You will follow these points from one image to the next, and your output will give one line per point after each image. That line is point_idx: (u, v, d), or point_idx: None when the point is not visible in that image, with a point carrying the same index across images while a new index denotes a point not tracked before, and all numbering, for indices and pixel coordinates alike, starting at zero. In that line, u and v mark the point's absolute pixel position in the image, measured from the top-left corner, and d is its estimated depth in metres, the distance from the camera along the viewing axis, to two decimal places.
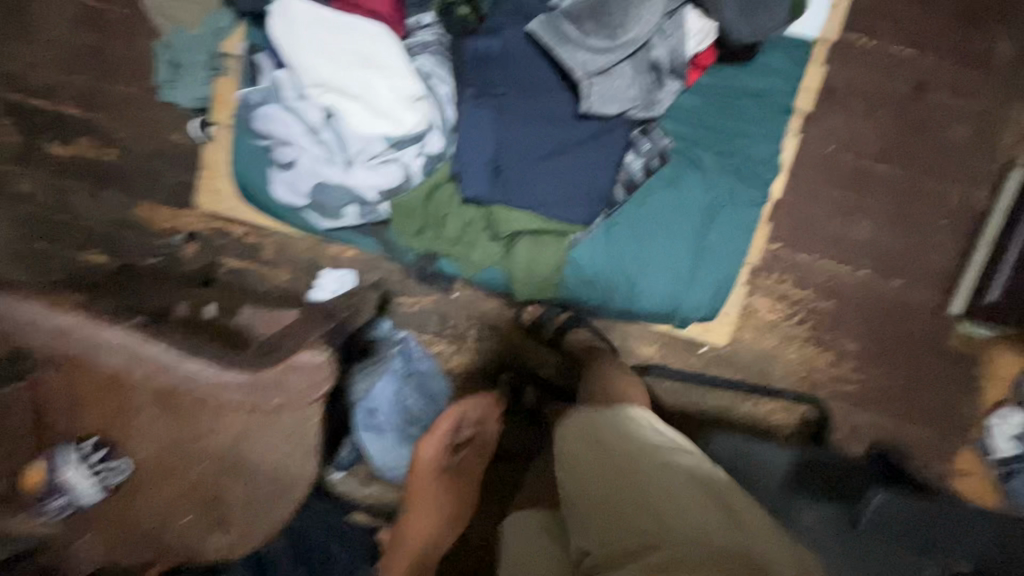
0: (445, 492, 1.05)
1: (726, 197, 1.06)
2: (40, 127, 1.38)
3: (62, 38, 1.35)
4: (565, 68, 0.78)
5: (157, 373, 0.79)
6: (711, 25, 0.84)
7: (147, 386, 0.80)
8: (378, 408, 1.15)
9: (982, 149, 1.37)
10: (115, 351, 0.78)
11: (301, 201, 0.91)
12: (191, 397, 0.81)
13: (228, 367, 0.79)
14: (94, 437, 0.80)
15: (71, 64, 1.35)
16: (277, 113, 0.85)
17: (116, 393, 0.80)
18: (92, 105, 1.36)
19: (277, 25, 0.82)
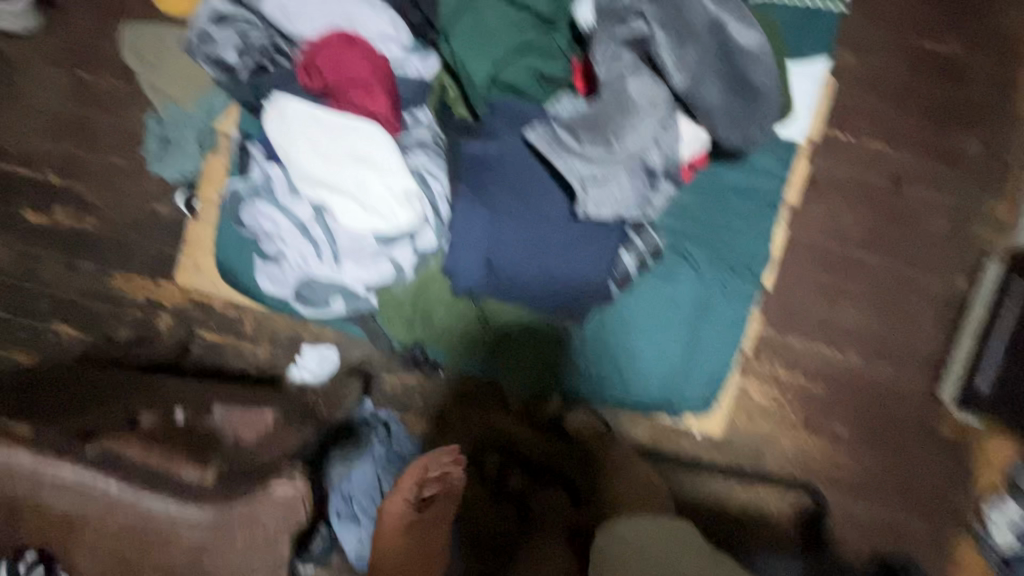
0: (416, 551, 0.95)
1: (719, 291, 1.05)
2: (17, 195, 1.34)
3: (50, 109, 1.33)
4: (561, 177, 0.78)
5: (109, 510, 0.66)
6: (703, 135, 0.83)
7: (101, 524, 0.67)
8: (355, 497, 1.08)
9: (959, 239, 1.42)
10: (61, 487, 0.65)
11: (289, 292, 0.89)
12: (147, 534, 0.67)
13: (190, 499, 0.66)
14: (32, 551, 0.67)
15: (57, 135, 1.33)
16: (266, 210, 0.84)
17: (61, 525, 0.67)
18: (75, 175, 1.33)
19: (270, 123, 0.80)
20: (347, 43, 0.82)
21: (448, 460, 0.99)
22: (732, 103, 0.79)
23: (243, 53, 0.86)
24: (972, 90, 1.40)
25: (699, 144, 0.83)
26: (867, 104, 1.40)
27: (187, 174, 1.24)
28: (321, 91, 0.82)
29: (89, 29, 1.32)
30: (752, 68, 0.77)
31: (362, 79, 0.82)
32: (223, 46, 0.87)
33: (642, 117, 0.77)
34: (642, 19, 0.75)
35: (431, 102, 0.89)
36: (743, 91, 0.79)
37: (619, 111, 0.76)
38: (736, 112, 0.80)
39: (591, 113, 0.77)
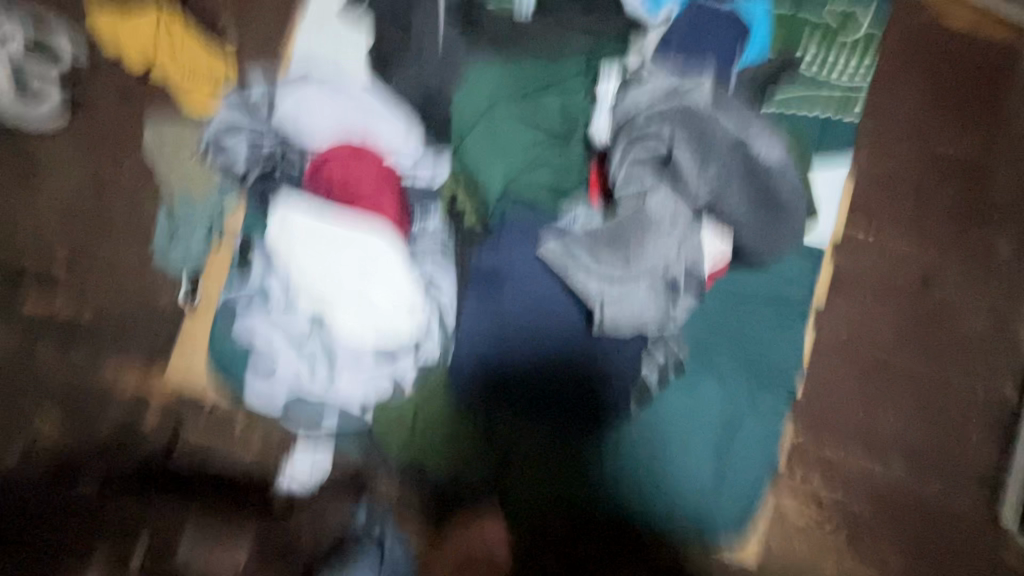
0: None
1: (746, 406, 0.95)
2: None
3: (43, 196, 1.27)
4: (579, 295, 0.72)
5: None
6: (725, 248, 0.79)
7: None
8: None
9: (999, 343, 1.33)
10: None
11: (278, 410, 0.82)
12: None
13: None
14: None
15: (44, 221, 1.25)
16: (261, 322, 0.79)
17: None
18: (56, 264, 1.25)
19: (271, 231, 0.77)
20: (354, 154, 0.81)
21: (493, 537, 0.91)
22: (757, 217, 0.76)
23: (254, 163, 0.85)
24: (992, 191, 1.37)
25: (725, 256, 0.80)
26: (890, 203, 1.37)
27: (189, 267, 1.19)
28: (327, 198, 0.79)
29: (103, 119, 1.30)
30: (779, 184, 0.75)
31: (373, 186, 0.80)
32: (232, 155, 0.86)
33: (663, 232, 0.72)
34: (659, 135, 0.74)
35: (438, 211, 0.85)
36: (770, 205, 0.76)
37: (637, 226, 0.72)
38: (763, 226, 0.77)
39: (612, 227, 0.72)
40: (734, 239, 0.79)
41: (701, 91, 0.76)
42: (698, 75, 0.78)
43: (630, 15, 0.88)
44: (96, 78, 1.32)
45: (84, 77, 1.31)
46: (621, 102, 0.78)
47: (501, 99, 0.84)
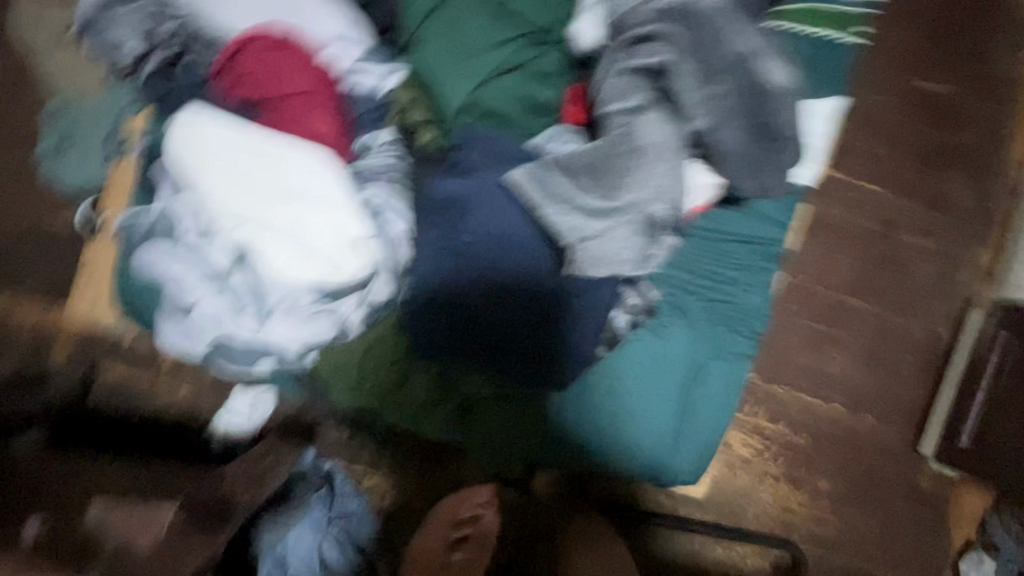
0: None
1: (713, 348, 0.94)
2: None
3: None
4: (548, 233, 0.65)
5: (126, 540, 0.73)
6: (716, 181, 0.70)
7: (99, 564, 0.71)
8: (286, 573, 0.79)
9: (944, 288, 1.37)
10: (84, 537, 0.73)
11: (198, 351, 0.71)
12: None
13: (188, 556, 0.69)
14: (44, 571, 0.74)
15: None
16: (173, 254, 0.65)
17: None
18: None
19: (177, 139, 0.62)
20: (279, 48, 0.66)
21: (482, 500, 0.82)
22: (754, 150, 0.67)
23: None
24: (962, 134, 1.35)
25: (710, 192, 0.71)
26: (861, 143, 1.33)
27: (92, 182, 1.02)
28: (244, 107, 0.66)
29: None
30: (780, 110, 0.65)
31: (299, 87, 0.65)
32: None
33: (651, 159, 0.63)
34: (655, 46, 0.64)
35: (390, 122, 0.73)
36: (768, 137, 0.66)
37: (622, 153, 0.63)
38: (754, 161, 0.68)
39: (588, 153, 0.64)
40: (725, 180, 0.70)
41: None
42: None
43: None
44: None
45: None
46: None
47: None
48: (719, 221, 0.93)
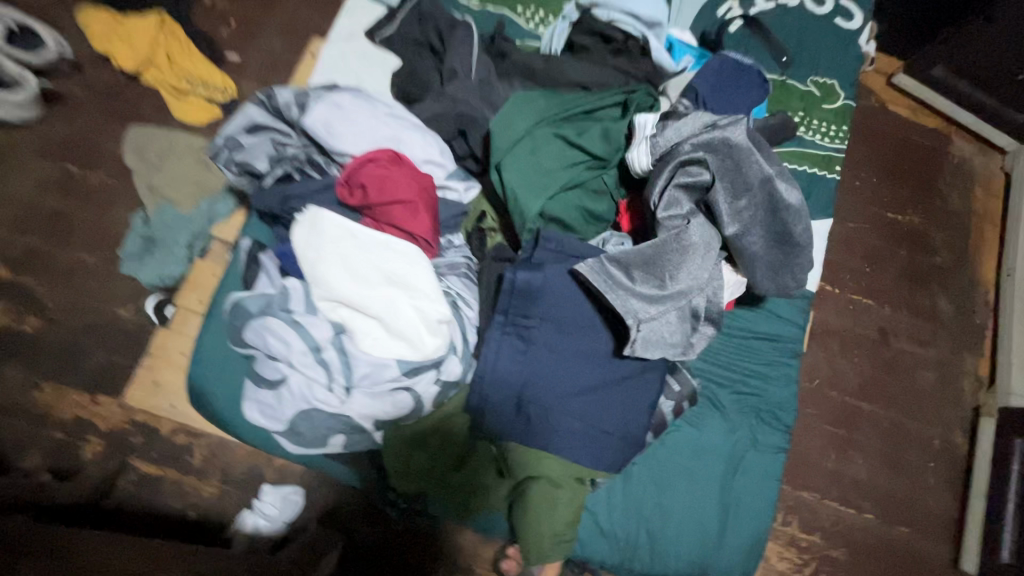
0: None
1: (749, 440, 0.98)
2: None
3: (21, 197, 1.22)
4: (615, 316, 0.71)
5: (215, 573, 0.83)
6: (740, 280, 0.84)
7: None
8: None
9: (949, 395, 1.45)
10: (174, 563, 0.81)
11: (283, 423, 0.74)
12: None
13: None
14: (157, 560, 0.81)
15: (20, 223, 1.21)
16: (276, 328, 0.70)
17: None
18: (25, 268, 1.19)
19: (301, 235, 0.72)
20: (395, 161, 0.76)
21: None
22: (773, 254, 0.80)
23: (275, 162, 0.82)
24: (936, 257, 1.54)
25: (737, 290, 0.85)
26: (849, 262, 1.50)
27: (167, 279, 1.12)
28: (356, 206, 0.75)
29: (91, 126, 1.27)
30: (795, 223, 0.77)
31: (402, 197, 0.74)
32: (257, 155, 0.82)
33: (701, 259, 0.73)
34: (705, 166, 0.71)
35: (465, 227, 0.85)
36: (784, 244, 0.79)
37: (678, 254, 0.72)
38: (773, 263, 0.80)
39: (649, 252, 0.72)
40: (747, 281, 0.84)
41: (742, 126, 0.71)
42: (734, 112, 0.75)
43: (659, 64, 0.90)
44: (93, 83, 1.28)
45: (75, 78, 1.28)
46: (675, 117, 0.76)
47: (541, 118, 0.77)
48: (738, 320, 1.03)
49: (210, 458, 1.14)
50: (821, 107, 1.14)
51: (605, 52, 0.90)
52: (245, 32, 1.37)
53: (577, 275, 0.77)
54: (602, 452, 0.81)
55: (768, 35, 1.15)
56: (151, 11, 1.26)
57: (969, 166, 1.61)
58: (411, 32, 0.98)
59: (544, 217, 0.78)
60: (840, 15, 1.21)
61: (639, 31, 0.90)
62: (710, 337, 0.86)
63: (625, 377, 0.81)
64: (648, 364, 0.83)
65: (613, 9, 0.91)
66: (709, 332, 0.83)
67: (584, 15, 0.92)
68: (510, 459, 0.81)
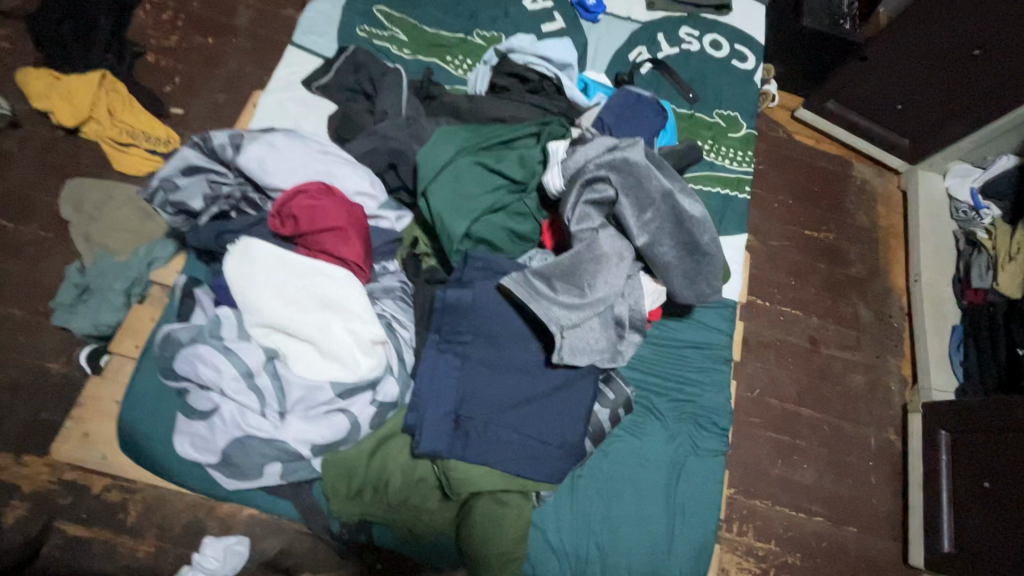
0: None
1: (689, 446, 1.02)
2: None
3: None
4: (540, 323, 0.76)
5: None
6: (660, 289, 0.92)
7: None
8: None
9: (879, 395, 1.54)
10: None
11: (215, 455, 0.73)
12: None
13: None
14: None
15: None
16: (208, 355, 0.71)
17: None
18: None
19: (232, 264, 0.75)
20: (325, 191, 0.80)
21: None
22: (687, 263, 0.87)
23: (210, 201, 0.85)
24: (852, 268, 1.67)
25: (659, 298, 0.92)
26: (775, 277, 1.61)
27: (103, 327, 1.09)
28: (287, 236, 0.78)
29: (27, 181, 1.27)
30: (702, 233, 0.85)
31: (333, 224, 0.77)
32: (193, 194, 0.85)
33: (613, 267, 0.79)
34: (609, 183, 0.79)
35: (400, 255, 0.89)
36: (696, 253, 0.86)
37: (592, 263, 0.78)
38: (690, 271, 0.88)
39: (566, 263, 0.78)
40: (667, 289, 0.92)
41: (639, 148, 0.79)
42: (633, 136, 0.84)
43: (573, 101, 1.00)
44: (30, 139, 1.29)
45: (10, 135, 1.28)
46: (581, 143, 0.84)
47: (462, 148, 0.84)
48: (668, 331, 1.09)
49: (145, 514, 1.08)
50: (728, 136, 1.27)
51: (523, 91, 0.99)
52: (188, 87, 1.42)
53: (504, 290, 0.82)
54: (541, 461, 0.82)
55: (675, 75, 1.29)
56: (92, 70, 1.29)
57: (871, 187, 1.79)
58: (346, 80, 1.05)
59: (470, 238, 0.83)
60: (735, 58, 1.37)
61: (552, 72, 1.00)
62: (637, 344, 0.91)
63: (559, 388, 0.85)
64: (582, 372, 0.86)
65: (527, 54, 1.01)
66: (636, 339, 0.90)
67: (502, 59, 1.01)
68: (451, 478, 0.80)
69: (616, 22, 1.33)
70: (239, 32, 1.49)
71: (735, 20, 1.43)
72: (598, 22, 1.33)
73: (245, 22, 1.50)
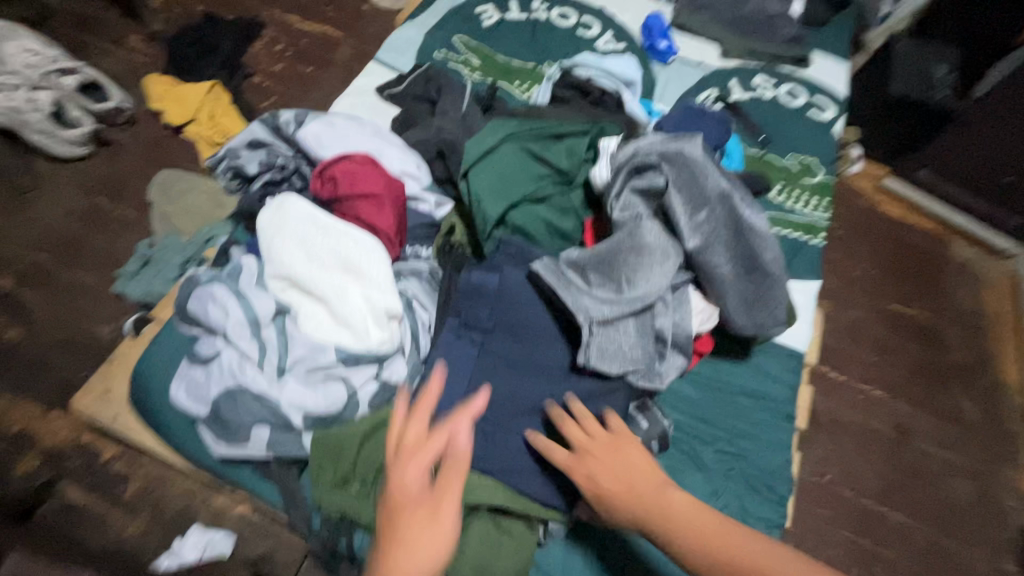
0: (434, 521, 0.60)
1: (738, 510, 0.86)
2: None
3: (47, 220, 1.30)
4: (567, 310, 0.69)
5: None
6: (712, 310, 0.82)
7: None
8: None
9: (989, 511, 1.26)
10: None
11: (206, 406, 0.69)
12: None
13: None
14: None
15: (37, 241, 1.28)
16: (220, 296, 0.70)
17: None
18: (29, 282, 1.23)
19: (267, 215, 0.75)
20: (370, 162, 0.80)
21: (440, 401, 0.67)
22: (744, 283, 0.80)
23: (264, 168, 0.87)
24: (951, 354, 1.44)
25: (709, 319, 0.82)
26: (853, 351, 1.42)
27: (155, 295, 1.14)
28: (326, 200, 0.78)
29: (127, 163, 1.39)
30: (764, 249, 0.77)
31: (371, 191, 0.77)
32: (251, 160, 0.88)
33: (658, 260, 0.72)
34: (660, 172, 0.75)
35: (435, 241, 0.85)
36: (754, 272, 0.79)
37: (633, 254, 0.72)
38: (748, 296, 0.81)
39: (604, 253, 0.72)
40: (720, 311, 0.82)
41: (699, 142, 0.75)
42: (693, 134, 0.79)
43: (633, 116, 0.97)
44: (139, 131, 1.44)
45: (124, 125, 1.42)
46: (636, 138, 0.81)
47: (512, 135, 0.82)
48: (720, 371, 0.96)
49: (144, 491, 1.04)
50: (801, 181, 1.19)
51: (582, 102, 0.99)
52: (282, 105, 1.56)
53: (533, 278, 0.76)
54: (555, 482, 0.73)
55: (747, 118, 1.25)
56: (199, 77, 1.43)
57: (974, 268, 1.58)
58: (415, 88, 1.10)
59: (506, 225, 0.79)
60: (812, 108, 1.32)
61: (614, 86, 0.99)
62: (682, 369, 0.80)
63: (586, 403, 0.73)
64: (616, 388, 0.75)
65: (591, 68, 1.01)
66: (679, 363, 0.79)
67: (565, 73, 1.02)
68: None
69: (688, 66, 1.34)
70: (337, 63, 1.64)
71: (815, 74, 1.39)
72: (669, 64, 1.34)
73: (343, 56, 1.66)
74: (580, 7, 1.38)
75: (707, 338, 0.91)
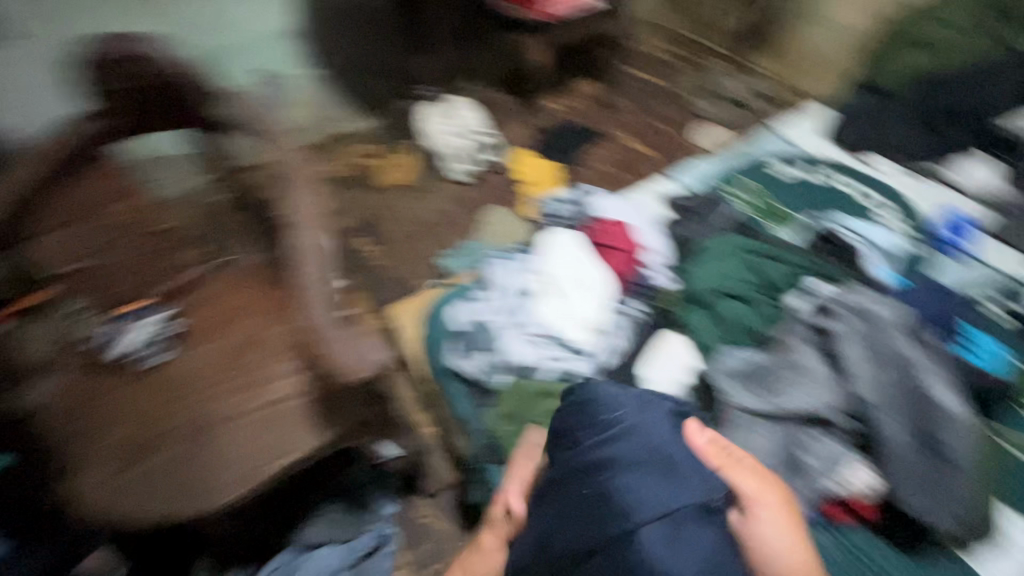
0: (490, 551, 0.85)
1: None
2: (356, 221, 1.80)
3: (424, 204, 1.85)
4: (720, 394, 0.91)
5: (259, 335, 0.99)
6: (879, 481, 0.83)
7: (234, 339, 0.99)
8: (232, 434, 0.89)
9: None
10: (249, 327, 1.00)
11: (457, 326, 1.06)
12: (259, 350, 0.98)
13: (279, 382, 0.94)
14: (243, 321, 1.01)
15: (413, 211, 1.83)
16: (499, 270, 1.11)
17: (245, 318, 1.01)
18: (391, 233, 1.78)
19: (547, 234, 1.13)
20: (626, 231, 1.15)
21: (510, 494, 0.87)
22: (922, 460, 0.82)
23: (559, 214, 1.30)
24: None
25: (873, 487, 0.83)
26: None
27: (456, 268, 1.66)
28: (591, 241, 1.13)
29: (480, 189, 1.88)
30: (945, 431, 0.82)
31: (622, 247, 1.11)
32: (556, 206, 1.32)
33: (813, 385, 0.88)
34: (843, 322, 0.92)
35: (650, 302, 1.07)
36: (936, 454, 0.82)
37: (787, 371, 0.90)
38: (927, 477, 0.82)
39: (763, 368, 0.91)
40: (889, 487, 0.82)
41: (889, 311, 0.92)
42: (893, 305, 0.94)
43: (876, 279, 1.07)
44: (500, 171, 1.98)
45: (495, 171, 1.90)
46: (843, 293, 0.96)
47: (736, 249, 1.08)
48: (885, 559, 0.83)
49: None
50: None
51: (826, 251, 1.13)
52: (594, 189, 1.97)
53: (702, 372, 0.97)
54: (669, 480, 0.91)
55: None
56: (548, 146, 1.97)
57: None
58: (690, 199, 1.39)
59: (709, 312, 1.02)
60: None
61: (862, 249, 1.13)
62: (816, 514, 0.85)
63: (714, 473, 0.75)
64: None
65: (843, 228, 1.19)
66: (818, 499, 0.84)
67: (821, 227, 1.20)
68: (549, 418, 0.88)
69: (979, 266, 1.30)
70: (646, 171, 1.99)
71: None
72: (955, 258, 1.31)
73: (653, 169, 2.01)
74: (875, 185, 1.48)
75: (873, 508, 0.84)
